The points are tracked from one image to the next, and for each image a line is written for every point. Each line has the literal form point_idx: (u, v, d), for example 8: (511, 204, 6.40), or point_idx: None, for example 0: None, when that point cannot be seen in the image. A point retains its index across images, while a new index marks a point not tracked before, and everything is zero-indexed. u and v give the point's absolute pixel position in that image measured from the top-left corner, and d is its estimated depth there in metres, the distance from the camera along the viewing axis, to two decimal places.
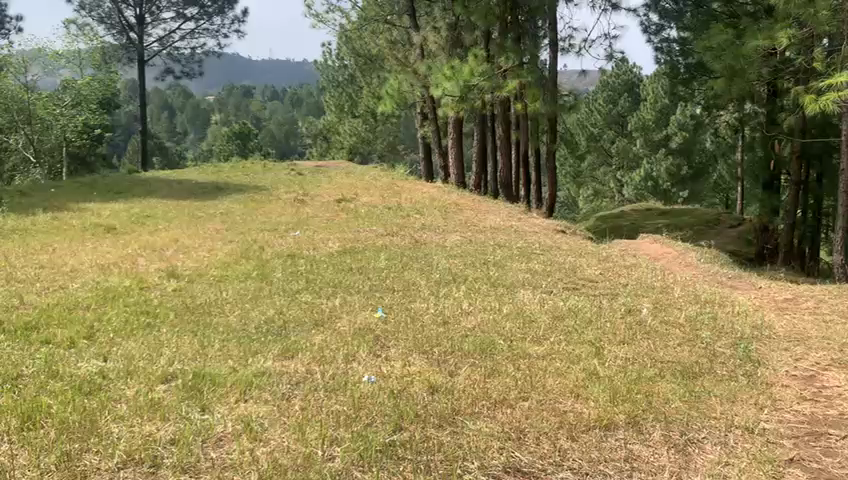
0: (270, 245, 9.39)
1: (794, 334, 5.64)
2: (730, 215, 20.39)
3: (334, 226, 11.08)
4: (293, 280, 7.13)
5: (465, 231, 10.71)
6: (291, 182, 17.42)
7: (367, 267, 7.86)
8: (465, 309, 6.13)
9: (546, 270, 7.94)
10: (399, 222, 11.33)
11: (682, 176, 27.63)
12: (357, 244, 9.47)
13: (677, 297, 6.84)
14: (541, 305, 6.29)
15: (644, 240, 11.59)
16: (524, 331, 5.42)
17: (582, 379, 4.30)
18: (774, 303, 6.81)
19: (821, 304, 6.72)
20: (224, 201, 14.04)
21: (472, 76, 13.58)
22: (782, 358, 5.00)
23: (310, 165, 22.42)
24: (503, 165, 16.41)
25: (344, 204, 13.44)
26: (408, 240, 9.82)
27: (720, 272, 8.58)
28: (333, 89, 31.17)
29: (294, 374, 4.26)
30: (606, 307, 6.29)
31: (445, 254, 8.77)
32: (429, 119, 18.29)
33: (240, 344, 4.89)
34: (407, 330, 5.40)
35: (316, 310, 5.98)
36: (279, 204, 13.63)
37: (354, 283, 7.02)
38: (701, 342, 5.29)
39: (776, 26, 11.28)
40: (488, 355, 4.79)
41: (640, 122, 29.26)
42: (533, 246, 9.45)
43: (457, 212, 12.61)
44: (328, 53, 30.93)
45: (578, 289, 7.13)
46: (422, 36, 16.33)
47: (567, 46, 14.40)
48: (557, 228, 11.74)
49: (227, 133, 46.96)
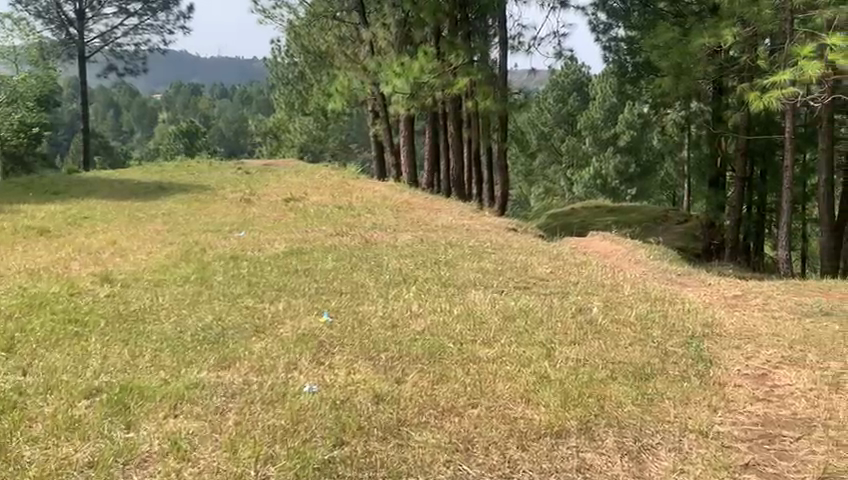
0: (213, 246, 9.05)
1: (745, 332, 5.60)
2: (678, 212, 20.69)
3: (280, 225, 10.78)
4: (235, 284, 6.84)
5: (416, 230, 10.53)
6: (238, 182, 16.98)
7: (313, 269, 7.60)
8: (414, 311, 5.94)
9: (497, 268, 7.82)
10: (348, 222, 11.09)
11: (629, 174, 28.40)
12: (305, 245, 9.20)
13: (628, 295, 6.77)
14: (491, 306, 6.15)
15: (595, 237, 11.58)
16: (473, 333, 5.26)
17: (532, 383, 4.14)
18: (724, 299, 6.80)
19: (769, 300, 6.74)
20: (166, 202, 13.57)
21: (421, 73, 13.43)
22: (733, 357, 4.93)
23: (258, 164, 21.95)
24: (455, 163, 16.28)
25: (292, 203, 13.13)
26: (357, 240, 9.59)
27: (670, 269, 8.57)
28: (282, 86, 30.66)
29: (229, 386, 4.02)
30: (557, 307, 6.18)
31: (395, 254, 8.57)
32: (380, 117, 18.07)
33: (173, 354, 4.61)
34: (353, 334, 5.19)
35: (258, 315, 5.72)
36: (224, 204, 13.25)
37: (299, 286, 6.77)
38: (653, 342, 5.20)
39: (720, 25, 11.40)
40: (436, 360, 4.61)
41: (588, 121, 29.79)
42: (484, 245, 9.33)
43: (408, 211, 12.41)
44: (277, 51, 30.43)
45: (529, 288, 7.01)
46: (371, 33, 16.10)
47: (517, 43, 14.34)
48: (508, 226, 11.64)
49: (174, 131, 45.84)
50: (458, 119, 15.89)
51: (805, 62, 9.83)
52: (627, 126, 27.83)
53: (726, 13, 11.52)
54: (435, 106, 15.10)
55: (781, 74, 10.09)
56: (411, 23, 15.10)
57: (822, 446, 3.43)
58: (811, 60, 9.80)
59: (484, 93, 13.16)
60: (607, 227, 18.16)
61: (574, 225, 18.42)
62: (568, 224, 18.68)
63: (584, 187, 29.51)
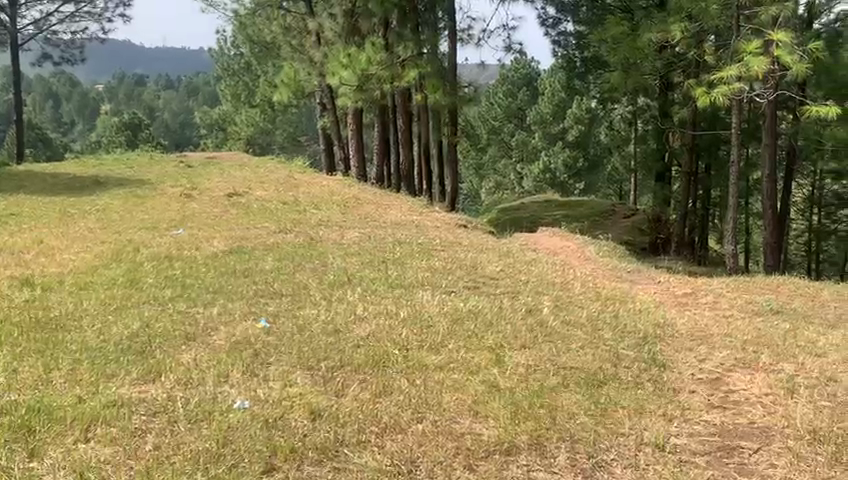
0: (147, 245, 8.55)
1: (697, 333, 5.48)
2: (625, 206, 20.83)
3: (222, 222, 10.35)
4: (166, 287, 6.42)
5: (365, 226, 10.21)
6: (179, 176, 16.35)
7: (254, 269, 7.23)
8: (359, 314, 5.65)
9: (446, 267, 7.58)
10: (294, 218, 10.72)
11: (578, 168, 28.65)
12: (246, 243, 8.78)
13: (578, 294, 6.61)
14: (439, 307, 5.91)
15: (544, 233, 11.44)
16: (420, 338, 5.00)
17: (482, 393, 3.90)
18: (675, 298, 6.70)
19: (719, 299, 6.65)
20: (101, 198, 12.91)
21: (369, 65, 13.11)
22: (686, 360, 4.80)
23: (202, 157, 21.28)
24: (405, 157, 15.97)
25: (235, 198, 12.67)
26: (303, 237, 9.22)
27: (620, 266, 8.46)
28: (228, 77, 29.85)
29: (151, 404, 3.68)
30: (507, 308, 5.96)
31: (341, 252, 8.24)
32: (328, 109, 17.68)
33: (91, 367, 4.22)
34: (291, 341, 4.88)
35: (190, 322, 5.36)
36: (163, 200, 12.70)
37: (237, 288, 6.42)
38: (604, 345, 5.03)
39: (669, 20, 11.36)
40: (379, 369, 4.33)
41: (538, 116, 29.50)
42: (433, 242, 9.07)
43: (356, 206, 12.07)
44: (223, 41, 29.58)
45: (478, 288, 6.78)
46: (318, 24, 15.65)
47: (467, 37, 14.14)
48: (459, 222, 11.43)
49: (116, 123, 44.37)
50: (408, 112, 15.61)
51: (751, 58, 9.92)
52: (576, 121, 28.31)
53: (674, 8, 11.48)
54: (384, 99, 14.80)
55: (727, 70, 10.18)
56: (358, 14, 14.73)
57: (782, 458, 3.28)
58: (757, 57, 9.90)
59: (433, 86, 12.91)
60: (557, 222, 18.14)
61: (523, 219, 18.34)
62: (517, 218, 18.59)
63: (534, 182, 28.90)
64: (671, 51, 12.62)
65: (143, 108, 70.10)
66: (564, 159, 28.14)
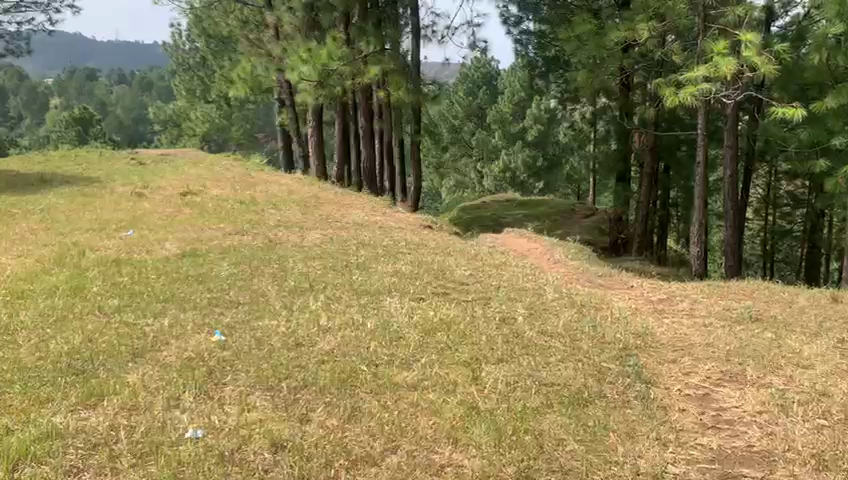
0: (94, 248, 8.05)
1: (678, 343, 5.25)
2: (586, 206, 20.76)
3: (176, 223, 9.86)
4: (112, 295, 5.93)
5: (326, 228, 9.82)
6: (130, 174, 15.70)
7: (208, 275, 6.78)
8: (322, 325, 5.26)
9: (413, 271, 7.24)
10: (252, 218, 10.27)
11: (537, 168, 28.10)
12: (200, 246, 8.32)
13: (551, 301, 6.33)
14: (408, 317, 5.55)
15: (509, 234, 11.16)
16: (389, 351, 4.66)
17: (460, 416, 3.57)
18: (651, 304, 6.47)
19: (695, 305, 6.44)
20: (45, 196, 12.25)
21: (330, 60, 12.63)
22: (671, 373, 4.55)
23: (155, 154, 20.53)
24: (366, 156, 15.55)
25: (189, 197, 12.15)
26: (262, 239, 8.79)
27: (590, 269, 8.23)
28: (183, 72, 29.03)
29: (91, 434, 3.25)
30: (479, 317, 5.64)
31: (302, 256, 7.85)
32: (287, 106, 17.19)
33: (23, 392, 3.74)
34: (248, 359, 4.48)
35: (137, 335, 4.91)
36: (113, 198, 12.11)
37: (191, 296, 5.99)
38: (584, 357, 4.75)
39: (636, 18, 11.16)
40: (346, 389, 3.96)
41: (498, 115, 29.29)
42: (398, 244, 8.73)
43: (316, 207, 11.65)
44: (178, 35, 28.75)
45: (447, 295, 6.45)
46: (276, 17, 15.16)
47: (430, 33, 13.80)
48: (423, 223, 11.09)
49: (65, 119, 42.92)
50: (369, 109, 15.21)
51: (719, 58, 9.74)
52: (534, 120, 27.94)
53: (641, 7, 11.32)
54: (344, 95, 14.37)
55: (695, 69, 9.99)
56: (318, 7, 14.26)
57: None
58: (725, 57, 9.73)
59: (396, 84, 12.53)
60: (520, 222, 17.95)
61: (485, 219, 18.08)
62: (480, 218, 18.32)
63: (493, 181, 29.06)
64: (636, 51, 12.49)
65: (95, 103, 68.12)
66: (524, 158, 28.06)
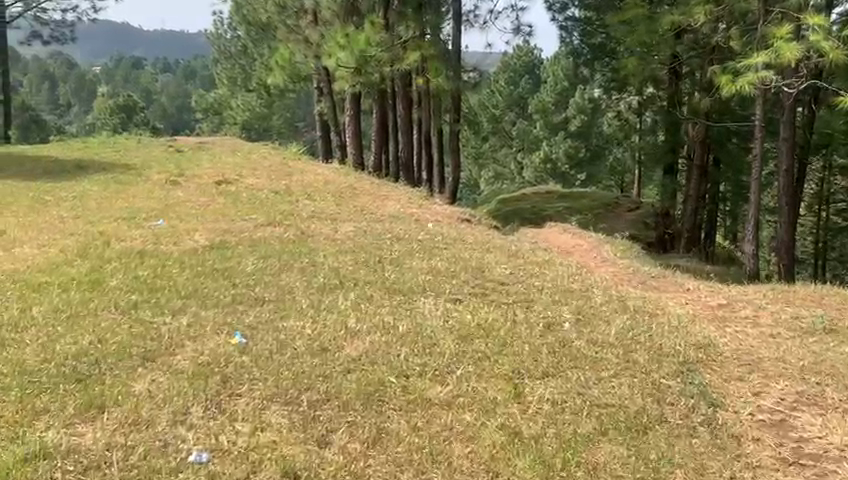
0: (120, 239, 7.77)
1: (743, 356, 4.72)
2: (630, 199, 20.02)
3: (207, 213, 9.58)
4: (132, 290, 5.61)
5: (360, 220, 9.42)
6: (167, 161, 15.53)
7: (234, 270, 6.41)
8: (351, 329, 4.85)
9: (450, 269, 6.79)
10: (285, 209, 9.94)
11: (579, 159, 27.42)
12: (230, 237, 7.99)
13: (601, 305, 5.81)
14: (443, 321, 5.10)
15: (551, 228, 10.59)
16: (421, 359, 4.24)
17: (502, 445, 3.19)
18: (710, 311, 5.91)
19: (759, 312, 5.87)
20: (80, 183, 12.07)
21: (368, 45, 12.19)
22: (738, 392, 4.06)
23: (193, 142, 20.37)
24: (404, 145, 15.09)
25: (224, 186, 11.88)
26: (294, 232, 8.43)
27: (640, 268, 7.67)
28: (225, 60, 28.92)
29: (83, 454, 2.92)
30: (521, 322, 5.16)
31: (334, 250, 7.44)
32: (324, 94, 16.84)
33: (17, 401, 3.41)
34: (268, 366, 4.09)
35: (151, 336, 4.56)
36: (147, 186, 11.89)
37: (214, 292, 5.65)
38: (640, 373, 4.28)
39: (691, 2, 10.40)
40: (374, 404, 3.57)
41: (540, 105, 28.86)
42: (434, 239, 8.27)
43: (351, 197, 11.26)
44: (220, 22, 28.66)
45: (486, 296, 5.98)
46: (314, 3, 14.78)
47: (472, 18, 13.29)
48: (461, 216, 10.61)
49: (110, 106, 43.24)
50: (408, 98, 14.79)
51: (782, 44, 8.95)
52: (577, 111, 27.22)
53: None
54: (382, 83, 13.94)
55: (754, 56, 9.25)
56: None
57: None
58: (789, 43, 8.95)
59: (436, 70, 12.02)
60: (561, 215, 17.32)
61: (525, 211, 17.51)
62: (519, 210, 17.76)
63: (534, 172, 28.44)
64: (689, 38, 11.79)
65: (140, 92, 68.79)
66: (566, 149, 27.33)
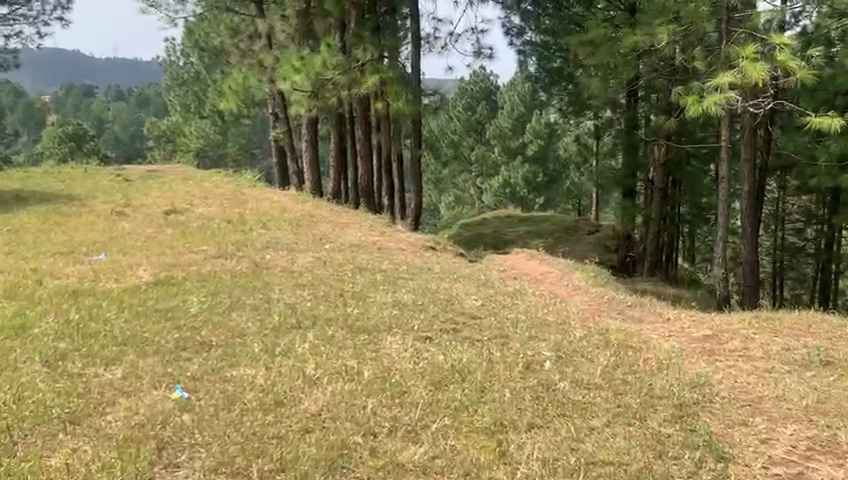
0: (55, 276, 7.12)
1: (741, 396, 4.34)
2: (590, 221, 19.85)
3: (154, 245, 8.95)
4: (60, 338, 4.95)
5: (320, 249, 8.90)
6: (113, 190, 14.77)
7: (179, 310, 5.82)
8: (309, 376, 4.31)
9: (418, 302, 6.30)
10: (239, 239, 9.35)
11: (538, 183, 27.32)
12: (177, 272, 7.38)
13: (582, 340, 5.38)
14: (413, 364, 4.59)
15: (518, 254, 10.17)
16: (390, 413, 3.75)
17: None
18: (698, 344, 5.52)
19: (748, 345, 5.47)
20: (17, 215, 11.33)
21: (324, 68, 11.77)
22: (745, 440, 3.68)
23: (142, 170, 19.58)
24: (363, 171, 14.61)
25: (173, 216, 11.25)
26: (248, 264, 7.86)
27: (615, 297, 7.27)
28: (178, 86, 28.18)
29: None
30: (499, 362, 4.70)
31: (291, 284, 6.90)
32: (279, 119, 16.30)
33: None
34: (215, 426, 3.56)
35: (76, 394, 3.93)
36: (91, 218, 11.18)
37: (154, 338, 5.02)
38: (635, 420, 3.85)
39: (655, 22, 10.00)
40: (338, 475, 3.10)
41: (497, 130, 28.32)
42: (398, 269, 7.78)
43: (309, 225, 10.74)
44: (172, 48, 27.96)
45: (457, 332, 5.49)
46: (269, 26, 14.30)
47: (432, 41, 12.98)
48: (425, 243, 10.16)
49: (59, 135, 41.83)
50: (367, 123, 14.35)
51: (748, 64, 8.66)
52: (535, 135, 26.97)
53: (656, 10, 10.22)
54: (340, 108, 13.47)
55: (719, 76, 8.90)
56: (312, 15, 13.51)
57: None
58: (755, 62, 8.66)
59: (395, 93, 11.60)
60: (524, 239, 17.02)
61: (487, 236, 17.15)
62: (481, 235, 17.40)
63: (492, 198, 28.08)
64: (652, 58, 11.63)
65: (91, 119, 67.02)
66: (524, 174, 27.09)
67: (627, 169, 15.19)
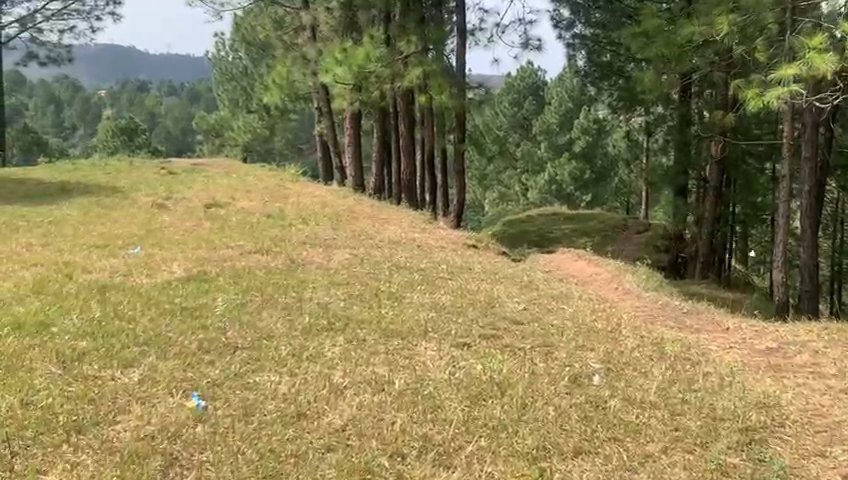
0: (87, 270, 6.96)
1: (816, 420, 3.89)
2: (639, 220, 19.17)
3: (191, 239, 8.77)
4: (80, 337, 4.74)
5: (358, 246, 8.61)
6: (157, 183, 14.75)
7: (206, 309, 5.56)
8: (335, 385, 3.99)
9: (457, 304, 5.94)
10: (276, 234, 9.11)
11: (585, 180, 26.67)
12: (210, 267, 7.16)
13: (633, 350, 4.94)
14: (448, 373, 4.23)
15: (564, 254, 9.71)
16: (421, 431, 3.44)
17: None
18: (763, 357, 5.03)
19: (818, 360, 4.97)
20: (60, 207, 11.32)
21: (367, 61, 11.43)
22: (824, 476, 3.26)
23: (187, 164, 19.63)
24: (406, 166, 14.30)
25: (213, 209, 11.11)
26: (283, 260, 7.61)
27: (669, 303, 6.78)
28: (225, 80, 28.26)
29: None
30: (541, 374, 4.32)
31: (325, 282, 6.59)
32: (323, 112, 16.10)
33: None
34: (231, 442, 3.29)
35: (86, 399, 3.69)
36: (131, 210, 11.11)
37: (178, 339, 4.77)
38: (696, 447, 3.45)
39: (714, 12, 9.33)
40: None
41: (545, 125, 28.21)
42: (438, 268, 7.43)
43: (349, 221, 10.47)
44: (221, 43, 28.05)
45: (498, 339, 5.11)
46: (313, 17, 14.08)
47: (478, 32, 12.57)
48: (467, 241, 9.79)
49: (112, 129, 42.55)
50: (410, 118, 14.04)
51: (815, 54, 8.00)
52: (582, 132, 26.28)
53: None
54: (383, 102, 13.17)
55: (783, 68, 8.25)
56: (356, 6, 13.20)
57: None
58: (823, 53, 7.99)
59: (439, 87, 11.23)
60: (569, 237, 16.50)
61: (531, 234, 16.67)
62: (525, 232, 16.95)
63: (538, 194, 27.52)
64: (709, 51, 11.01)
65: (144, 114, 68.27)
66: (571, 170, 26.47)
67: (680, 166, 14.54)
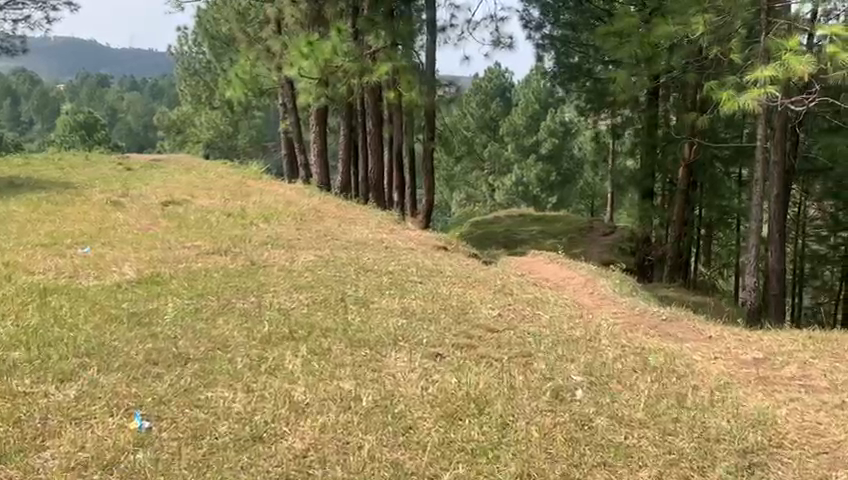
0: (31, 270, 6.48)
1: (814, 439, 3.63)
2: (605, 222, 19.06)
3: (145, 238, 8.30)
4: (12, 346, 4.28)
5: (322, 247, 8.24)
6: (112, 179, 14.16)
7: (156, 314, 5.13)
8: (297, 403, 3.62)
9: (427, 309, 5.61)
10: (237, 234, 8.68)
11: (551, 181, 26.56)
12: (164, 268, 6.73)
13: (616, 362, 4.64)
14: (421, 389, 3.88)
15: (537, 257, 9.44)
16: (392, 457, 3.10)
17: None
18: (750, 369, 4.79)
19: (807, 372, 4.75)
20: (7, 202, 10.73)
21: (334, 55, 11.06)
22: None
23: (146, 159, 18.99)
24: (373, 165, 13.91)
25: (170, 207, 10.62)
26: (243, 261, 7.21)
27: (647, 309, 6.52)
28: (189, 75, 27.55)
29: None
30: (521, 388, 4.00)
31: (287, 285, 6.21)
32: (288, 108, 15.63)
33: None
34: (176, 472, 2.91)
35: (11, 421, 3.25)
36: (83, 207, 10.57)
37: (123, 349, 4.33)
38: (693, 474, 3.17)
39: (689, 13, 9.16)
40: None
41: (511, 128, 27.51)
42: (408, 271, 7.10)
43: (314, 221, 10.08)
44: (184, 36, 27.36)
45: (472, 349, 4.78)
46: (278, 9, 13.64)
47: (448, 27, 12.24)
48: (437, 243, 9.47)
49: (71, 124, 41.36)
50: (378, 115, 13.66)
51: (791, 56, 7.67)
52: (549, 133, 26.49)
53: None
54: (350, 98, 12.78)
55: (759, 71, 7.90)
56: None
57: None
58: (800, 54, 7.66)
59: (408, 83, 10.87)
60: (537, 239, 16.29)
61: (499, 235, 16.41)
62: (493, 234, 16.68)
63: (504, 196, 27.29)
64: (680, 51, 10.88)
65: (104, 109, 66.65)
66: (538, 172, 26.36)
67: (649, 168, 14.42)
